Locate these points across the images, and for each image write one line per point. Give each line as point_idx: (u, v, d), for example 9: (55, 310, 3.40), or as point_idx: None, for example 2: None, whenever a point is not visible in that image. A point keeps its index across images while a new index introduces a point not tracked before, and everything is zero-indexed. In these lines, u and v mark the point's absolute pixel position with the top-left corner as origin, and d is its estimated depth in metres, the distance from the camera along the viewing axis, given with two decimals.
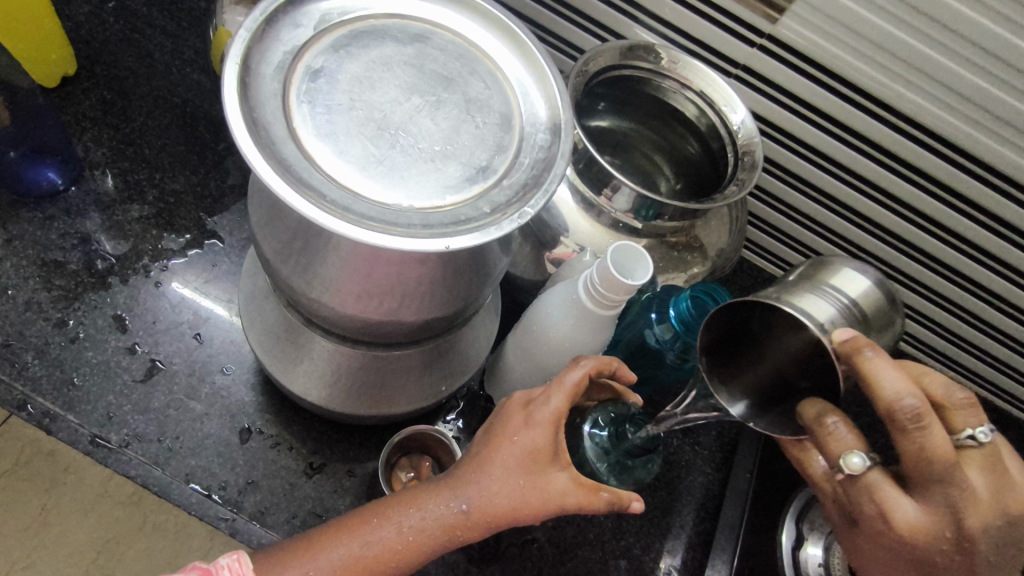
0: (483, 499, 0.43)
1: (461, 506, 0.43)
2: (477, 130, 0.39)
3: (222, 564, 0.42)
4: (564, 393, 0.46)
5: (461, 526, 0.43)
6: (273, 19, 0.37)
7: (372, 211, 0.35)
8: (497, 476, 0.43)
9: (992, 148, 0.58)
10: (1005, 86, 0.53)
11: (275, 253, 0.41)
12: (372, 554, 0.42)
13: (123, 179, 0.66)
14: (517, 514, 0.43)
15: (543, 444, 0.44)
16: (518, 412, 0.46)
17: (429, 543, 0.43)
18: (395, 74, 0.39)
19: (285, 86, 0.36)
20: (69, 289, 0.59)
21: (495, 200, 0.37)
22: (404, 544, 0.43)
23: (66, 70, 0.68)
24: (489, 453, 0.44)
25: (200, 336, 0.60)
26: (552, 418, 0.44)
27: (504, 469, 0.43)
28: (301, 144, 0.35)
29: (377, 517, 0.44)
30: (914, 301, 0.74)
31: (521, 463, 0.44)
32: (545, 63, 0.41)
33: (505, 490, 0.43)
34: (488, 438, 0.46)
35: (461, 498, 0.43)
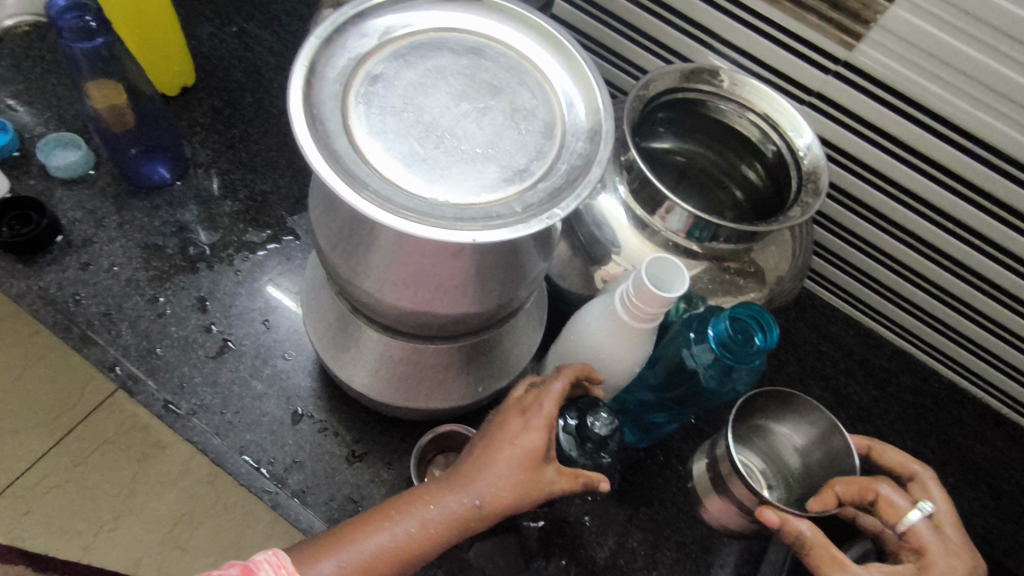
0: (493, 495, 0.45)
1: (475, 503, 0.45)
2: (519, 136, 0.41)
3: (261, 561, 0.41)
4: (552, 398, 0.47)
5: (475, 519, 0.45)
6: (342, 29, 0.41)
7: (410, 202, 0.37)
8: (502, 475, 0.45)
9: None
10: None
11: (327, 242, 0.44)
12: (395, 545, 0.44)
13: (221, 178, 0.73)
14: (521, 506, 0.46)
15: (540, 444, 0.46)
16: (514, 416, 0.47)
17: (447, 537, 0.45)
18: (447, 82, 0.42)
19: (343, 86, 0.40)
20: (164, 271, 0.66)
21: (528, 201, 0.38)
22: (426, 537, 0.44)
23: (186, 81, 0.78)
24: (489, 453, 0.46)
25: (268, 322, 0.66)
26: (546, 421, 0.47)
27: (508, 467, 0.45)
28: (351, 137, 0.38)
29: (397, 518, 0.45)
30: (1007, 355, 0.67)
31: (523, 461, 0.46)
32: (591, 76, 0.43)
33: (511, 485, 0.45)
34: (486, 438, 0.47)
35: (473, 497, 0.45)
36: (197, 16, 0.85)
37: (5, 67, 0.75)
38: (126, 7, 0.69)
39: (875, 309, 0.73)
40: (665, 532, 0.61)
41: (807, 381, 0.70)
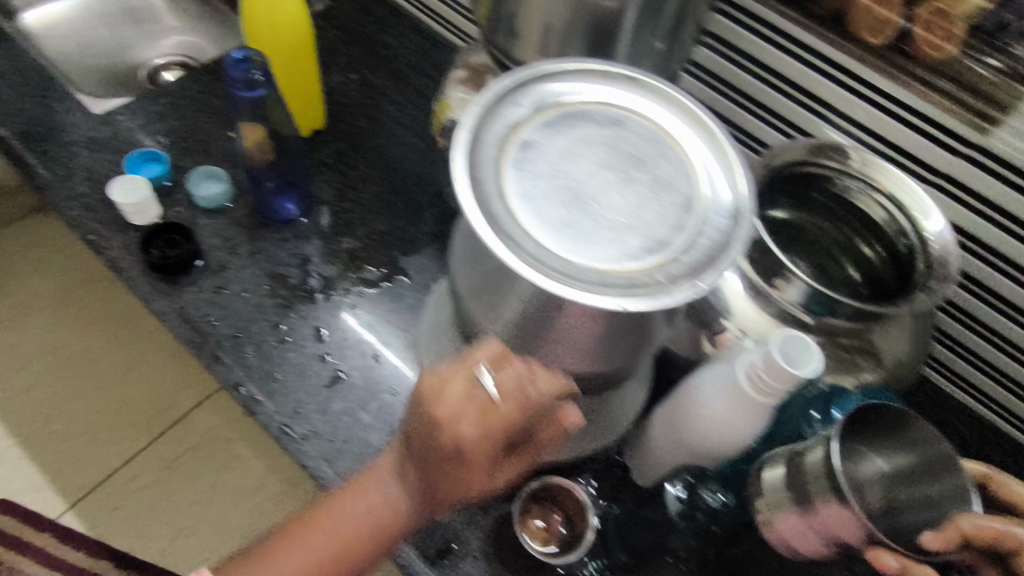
0: (431, 505, 0.47)
1: (409, 499, 0.47)
2: (660, 207, 0.43)
3: None
4: (443, 388, 0.44)
5: (390, 531, 0.47)
6: (500, 98, 0.44)
7: (560, 266, 0.39)
8: (450, 493, 0.45)
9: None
10: None
11: (469, 291, 0.47)
12: (310, 560, 0.47)
13: (342, 216, 0.78)
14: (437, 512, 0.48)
15: (487, 467, 0.44)
16: (443, 434, 0.43)
17: (391, 531, 0.48)
18: (593, 152, 0.44)
19: (500, 152, 0.43)
20: (287, 299, 0.71)
21: (671, 272, 0.40)
22: (343, 547, 0.47)
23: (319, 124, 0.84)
24: (447, 466, 0.44)
25: (378, 357, 0.69)
26: (485, 444, 0.43)
27: (451, 486, 0.45)
28: (507, 201, 0.41)
29: (329, 499, 0.48)
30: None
31: (455, 480, 0.45)
32: (733, 153, 0.44)
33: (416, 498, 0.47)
34: (431, 464, 0.45)
35: (410, 497, 0.47)
36: (329, 65, 0.92)
37: (163, 104, 0.83)
38: (285, 60, 0.77)
39: (992, 399, 0.69)
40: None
41: None
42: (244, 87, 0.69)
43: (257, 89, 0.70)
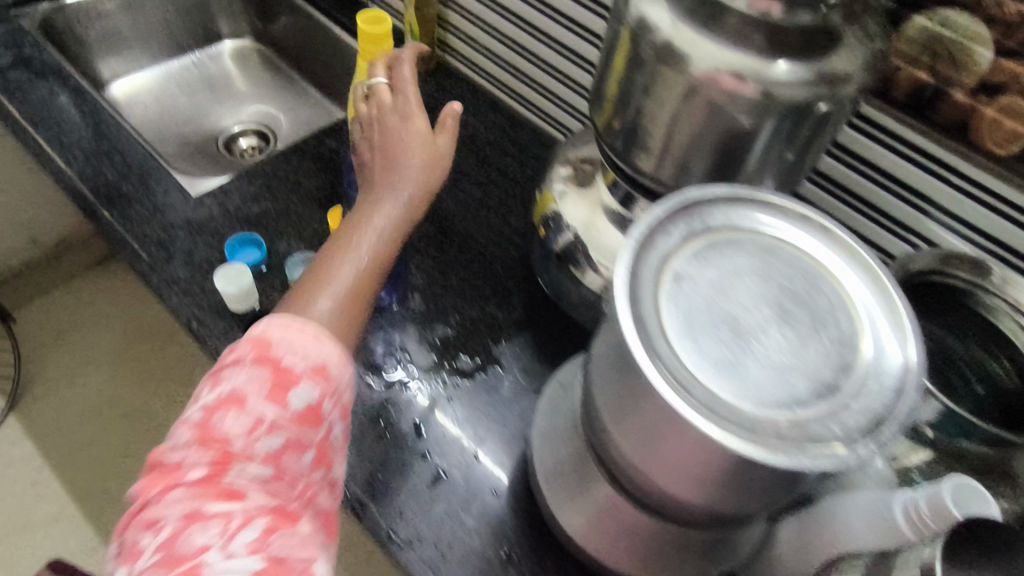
0: (378, 255, 0.56)
1: (401, 191, 0.59)
2: (823, 346, 0.42)
3: (235, 384, 0.45)
4: (405, 122, 0.63)
5: (370, 285, 0.55)
6: (652, 228, 0.44)
7: (732, 413, 0.38)
8: (363, 256, 0.55)
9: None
10: None
11: (610, 415, 0.45)
12: (352, 290, 0.54)
13: (433, 303, 0.78)
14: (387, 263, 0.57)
15: (398, 238, 0.58)
16: (393, 233, 0.58)
17: (401, 231, 0.58)
18: (747, 285, 0.44)
19: (656, 285, 0.42)
20: (384, 391, 0.71)
21: (846, 421, 0.38)
22: (367, 267, 0.55)
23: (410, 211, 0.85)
24: (389, 176, 0.60)
25: (478, 455, 0.67)
26: (416, 214, 0.60)
27: (372, 244, 0.56)
28: (670, 340, 0.40)
29: (329, 249, 0.56)
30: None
31: (389, 235, 0.57)
32: (892, 288, 0.43)
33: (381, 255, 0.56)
34: (363, 234, 0.56)
35: (398, 219, 0.58)
36: None
37: (256, 187, 0.85)
38: None
39: None
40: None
41: None
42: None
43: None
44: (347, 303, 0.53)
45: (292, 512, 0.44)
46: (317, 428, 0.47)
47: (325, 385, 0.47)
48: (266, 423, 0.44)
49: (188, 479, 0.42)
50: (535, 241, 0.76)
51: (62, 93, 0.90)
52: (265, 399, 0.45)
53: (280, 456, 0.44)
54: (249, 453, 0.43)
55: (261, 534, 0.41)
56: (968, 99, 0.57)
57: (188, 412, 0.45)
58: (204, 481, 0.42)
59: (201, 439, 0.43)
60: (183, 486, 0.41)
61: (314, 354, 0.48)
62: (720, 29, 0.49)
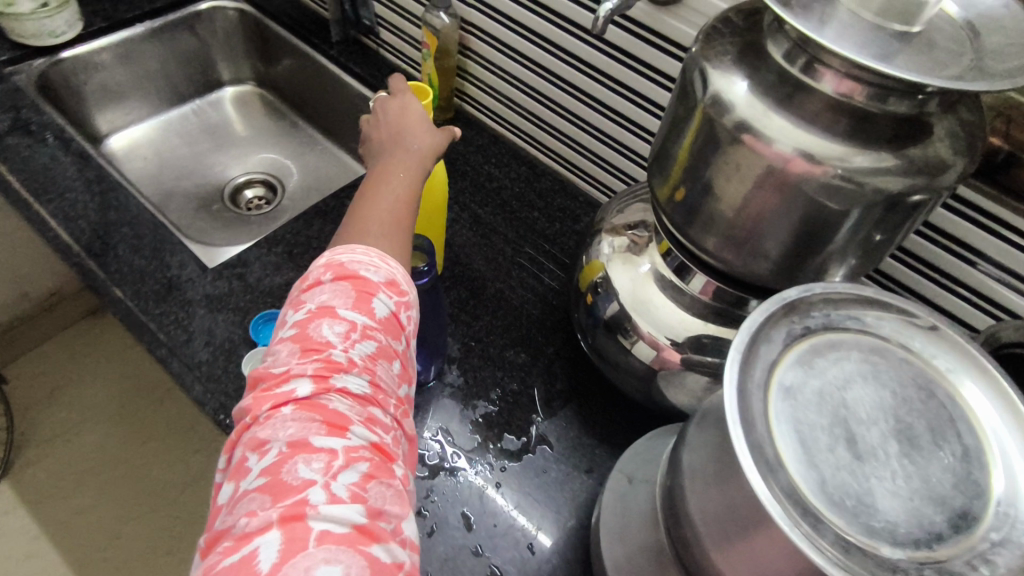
0: (412, 178, 0.59)
1: (413, 145, 0.61)
2: (950, 466, 0.38)
3: (361, 264, 0.49)
4: (404, 98, 0.65)
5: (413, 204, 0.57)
6: (753, 337, 0.40)
7: (868, 558, 0.34)
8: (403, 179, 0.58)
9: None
10: None
11: (712, 540, 0.41)
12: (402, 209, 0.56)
13: (472, 375, 0.74)
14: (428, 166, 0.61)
15: (430, 151, 0.62)
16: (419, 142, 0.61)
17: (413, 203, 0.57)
18: (859, 396, 0.40)
19: (766, 402, 0.39)
20: (427, 478, 0.66)
21: (992, 561, 0.35)
22: (408, 191, 0.58)
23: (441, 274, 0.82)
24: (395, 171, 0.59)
25: (533, 547, 0.63)
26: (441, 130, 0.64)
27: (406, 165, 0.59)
28: (790, 470, 0.37)
29: (351, 223, 0.54)
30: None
31: (419, 159, 0.60)
32: (1019, 397, 0.40)
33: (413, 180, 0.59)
34: (383, 188, 0.57)
35: (415, 168, 0.60)
36: None
37: (278, 255, 0.80)
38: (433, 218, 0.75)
39: None
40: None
41: None
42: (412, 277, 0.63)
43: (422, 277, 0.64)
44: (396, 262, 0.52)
45: (385, 453, 0.43)
46: (398, 337, 0.48)
47: (400, 300, 0.49)
48: (359, 328, 0.46)
49: (295, 395, 0.42)
50: (580, 308, 0.71)
51: (66, 159, 0.85)
52: (353, 307, 0.46)
53: (372, 362, 0.46)
54: (347, 360, 0.44)
55: (360, 478, 0.40)
56: None
57: (280, 335, 0.47)
58: (309, 403, 0.42)
59: (339, 276, 0.48)
60: (293, 404, 0.42)
61: (384, 268, 0.50)
62: (801, 113, 0.47)
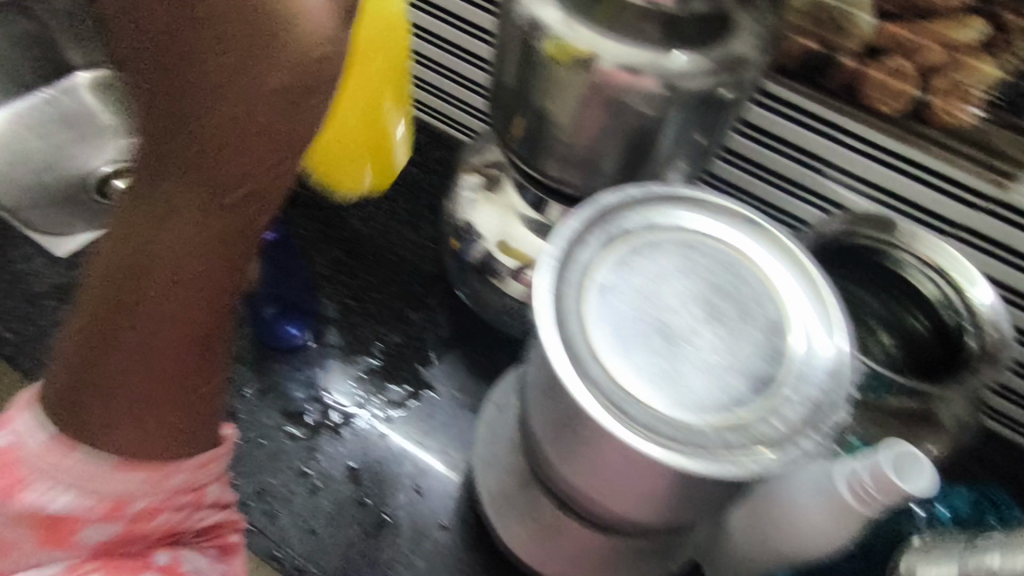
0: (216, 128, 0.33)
1: (261, 82, 0.33)
2: (755, 339, 0.41)
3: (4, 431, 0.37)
4: None
5: (223, 233, 0.35)
6: (567, 242, 0.41)
7: (672, 428, 0.36)
8: (230, 162, 0.34)
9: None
10: None
11: (549, 439, 0.44)
12: (201, 264, 0.36)
13: (352, 334, 0.73)
14: (272, 117, 0.33)
15: (292, 78, 0.33)
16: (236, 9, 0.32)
17: (250, 215, 0.36)
18: (673, 286, 0.42)
19: (581, 302, 0.40)
20: (311, 440, 0.66)
21: (786, 416, 0.37)
22: (220, 200, 0.35)
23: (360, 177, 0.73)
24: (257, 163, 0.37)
25: (420, 489, 0.64)
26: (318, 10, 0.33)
27: (240, 146, 0.34)
28: (603, 361, 0.38)
29: (124, 284, 0.36)
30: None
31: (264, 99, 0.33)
32: (816, 269, 0.42)
33: (237, 164, 0.34)
34: (180, 177, 0.34)
35: (268, 180, 0.35)
36: None
37: None
38: (338, 147, 0.67)
39: None
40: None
41: None
42: None
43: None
44: (166, 389, 0.38)
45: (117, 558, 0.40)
46: (109, 517, 0.38)
47: (128, 518, 0.39)
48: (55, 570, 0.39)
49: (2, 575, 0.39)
50: (450, 253, 0.71)
51: None
52: (35, 541, 0.38)
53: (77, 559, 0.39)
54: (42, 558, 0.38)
55: None
56: (856, 63, 0.58)
57: None
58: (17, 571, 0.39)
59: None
60: None
61: (83, 505, 0.37)
62: (611, 24, 0.48)
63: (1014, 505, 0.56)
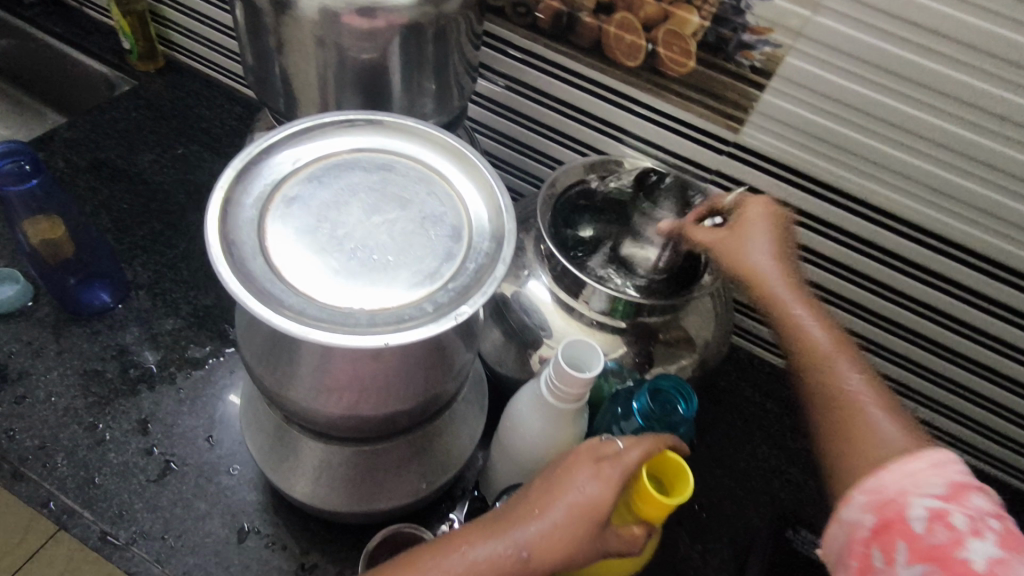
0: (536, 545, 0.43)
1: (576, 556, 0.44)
2: (429, 241, 0.44)
3: None
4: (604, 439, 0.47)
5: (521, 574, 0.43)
6: (257, 160, 0.45)
7: (324, 314, 0.39)
8: (553, 525, 0.44)
9: (953, 227, 0.62)
10: (942, 164, 0.59)
11: (251, 351, 0.45)
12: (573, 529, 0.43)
13: (160, 297, 0.74)
14: (582, 513, 0.44)
15: (600, 502, 0.44)
16: (542, 501, 0.45)
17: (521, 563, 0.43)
18: (360, 198, 0.45)
19: (262, 211, 0.43)
20: (104, 396, 0.66)
21: (439, 300, 0.41)
22: (553, 526, 0.44)
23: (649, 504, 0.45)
24: (542, 500, 0.45)
25: (211, 438, 0.65)
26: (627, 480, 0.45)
27: (564, 518, 0.44)
28: (268, 258, 0.41)
29: (471, 539, 0.45)
30: (942, 390, 0.73)
31: (579, 517, 0.44)
32: (493, 181, 0.47)
33: (556, 531, 0.43)
34: (519, 522, 0.44)
35: (576, 548, 0.43)
36: (138, 146, 0.89)
37: None
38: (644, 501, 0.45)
39: None
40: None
41: (756, 440, 0.76)
42: (14, 179, 0.66)
43: (30, 178, 0.67)
44: (536, 543, 0.43)
45: None
46: None
47: None
48: None
49: None
50: None
51: None
52: None
53: None
54: None
55: None
56: (595, 20, 0.64)
57: None
58: None
59: None
60: None
61: None
62: None
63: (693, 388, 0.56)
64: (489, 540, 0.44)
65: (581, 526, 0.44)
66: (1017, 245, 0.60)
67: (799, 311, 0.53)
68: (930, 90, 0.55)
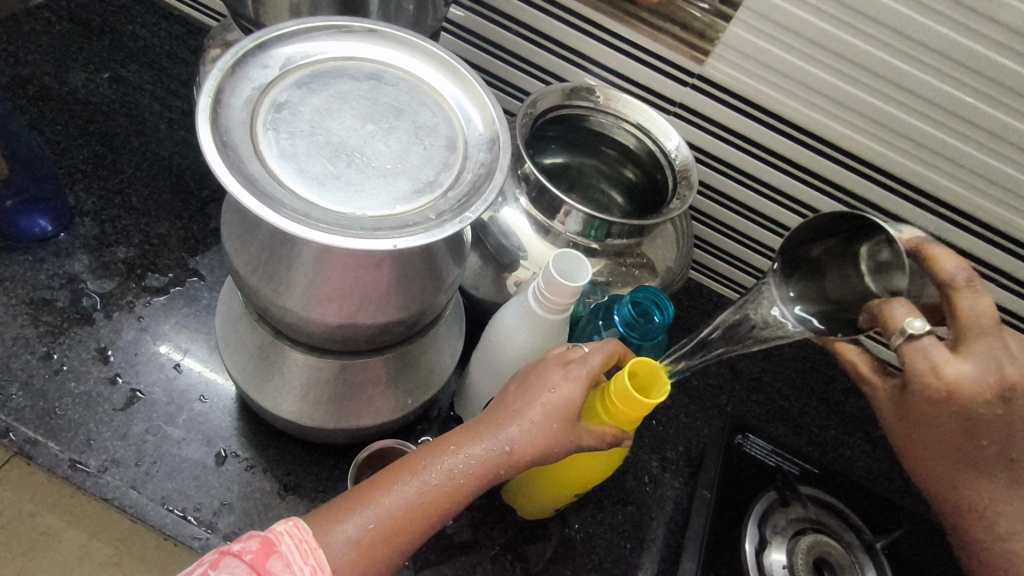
0: (521, 439, 0.46)
1: (558, 446, 0.47)
2: (425, 151, 0.44)
3: None
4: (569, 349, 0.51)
5: (506, 464, 0.46)
6: (242, 62, 0.43)
7: (327, 218, 0.39)
8: (533, 421, 0.47)
9: (893, 160, 0.66)
10: (888, 99, 0.62)
11: (246, 262, 0.44)
12: (552, 421, 0.47)
13: (109, 225, 0.70)
14: (558, 409, 0.47)
15: (575, 397, 0.48)
16: (518, 398, 0.48)
17: (506, 456, 0.46)
18: (352, 106, 0.45)
19: (252, 115, 0.42)
20: (57, 326, 0.63)
21: (440, 208, 0.42)
22: (532, 421, 0.47)
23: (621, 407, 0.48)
24: (520, 403, 0.48)
25: (179, 366, 0.64)
26: (590, 375, 0.49)
27: (542, 412, 0.47)
28: (265, 162, 0.40)
29: (455, 442, 0.46)
30: None
31: (557, 411, 0.47)
32: (486, 95, 0.47)
33: (537, 426, 0.46)
34: (500, 421, 0.47)
35: (555, 439, 0.47)
36: (66, 62, 0.81)
37: None
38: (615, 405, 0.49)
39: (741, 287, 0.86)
40: (589, 505, 0.68)
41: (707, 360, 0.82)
42: None
43: None
44: (520, 441, 0.46)
45: None
46: None
47: None
48: None
49: None
50: None
51: None
52: None
53: None
54: None
55: None
56: None
57: None
58: None
59: None
60: None
61: None
62: None
63: (669, 299, 0.60)
64: (473, 441, 0.46)
65: (553, 419, 0.47)
66: (954, 180, 0.65)
67: (925, 441, 0.54)
68: (882, 27, 0.58)
